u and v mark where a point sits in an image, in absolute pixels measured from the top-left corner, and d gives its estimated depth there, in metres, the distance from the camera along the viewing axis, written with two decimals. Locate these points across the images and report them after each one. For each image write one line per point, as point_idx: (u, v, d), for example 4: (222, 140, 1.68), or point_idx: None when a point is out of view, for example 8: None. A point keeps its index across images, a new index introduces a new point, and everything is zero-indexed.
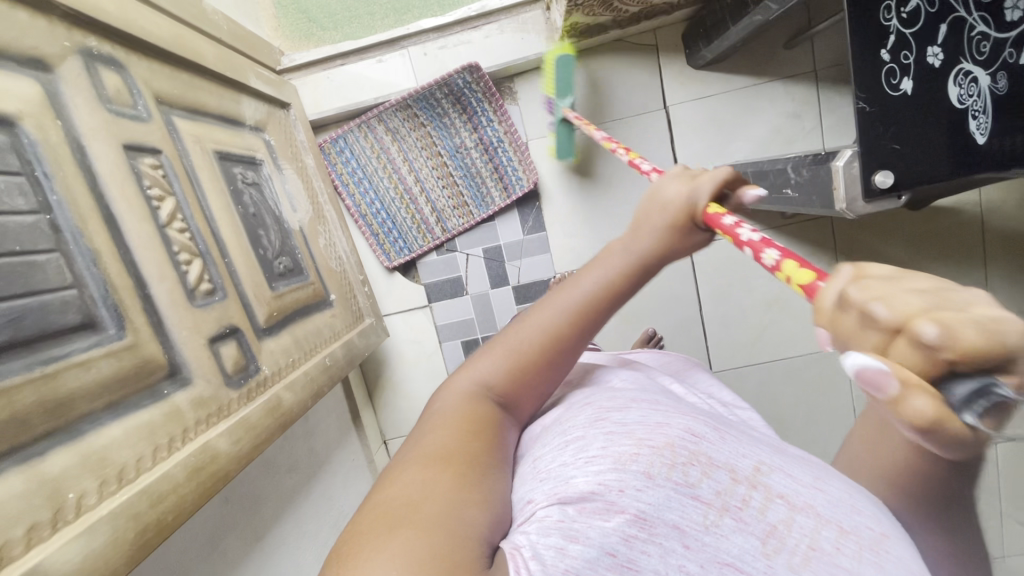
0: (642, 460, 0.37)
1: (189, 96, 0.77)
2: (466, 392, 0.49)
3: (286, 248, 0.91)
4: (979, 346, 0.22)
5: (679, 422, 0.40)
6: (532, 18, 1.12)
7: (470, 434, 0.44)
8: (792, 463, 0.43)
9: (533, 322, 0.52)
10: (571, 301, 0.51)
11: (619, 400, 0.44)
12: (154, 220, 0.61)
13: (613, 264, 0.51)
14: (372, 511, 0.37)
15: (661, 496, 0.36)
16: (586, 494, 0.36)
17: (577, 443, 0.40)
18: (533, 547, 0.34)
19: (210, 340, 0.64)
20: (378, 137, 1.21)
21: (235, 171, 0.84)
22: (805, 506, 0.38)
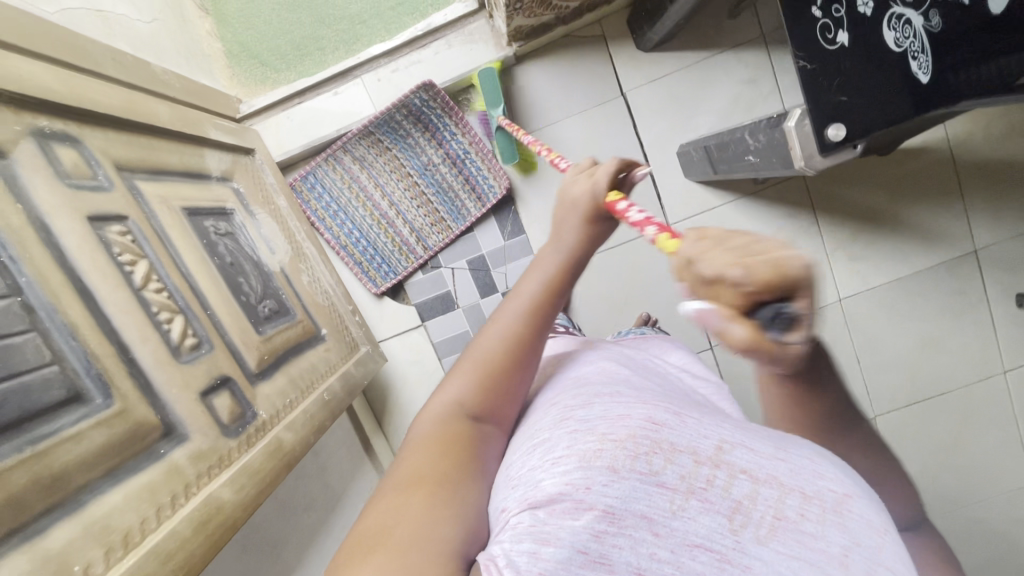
0: (606, 456, 0.39)
1: (150, 158, 0.79)
2: (436, 411, 0.53)
3: (270, 291, 0.93)
4: (772, 278, 0.30)
5: (639, 412, 0.42)
6: (477, 28, 1.14)
7: (445, 448, 0.48)
8: (754, 435, 0.43)
9: (487, 334, 0.57)
10: (521, 304, 0.57)
11: (579, 399, 0.46)
12: (129, 285, 0.63)
13: (550, 266, 0.59)
14: (353, 541, 0.40)
15: (628, 488, 0.38)
16: (554, 495, 0.38)
17: (544, 445, 0.42)
18: (507, 555, 0.36)
19: (202, 393, 0.65)
20: (346, 168, 1.22)
21: (207, 223, 0.85)
22: (768, 478, 0.40)
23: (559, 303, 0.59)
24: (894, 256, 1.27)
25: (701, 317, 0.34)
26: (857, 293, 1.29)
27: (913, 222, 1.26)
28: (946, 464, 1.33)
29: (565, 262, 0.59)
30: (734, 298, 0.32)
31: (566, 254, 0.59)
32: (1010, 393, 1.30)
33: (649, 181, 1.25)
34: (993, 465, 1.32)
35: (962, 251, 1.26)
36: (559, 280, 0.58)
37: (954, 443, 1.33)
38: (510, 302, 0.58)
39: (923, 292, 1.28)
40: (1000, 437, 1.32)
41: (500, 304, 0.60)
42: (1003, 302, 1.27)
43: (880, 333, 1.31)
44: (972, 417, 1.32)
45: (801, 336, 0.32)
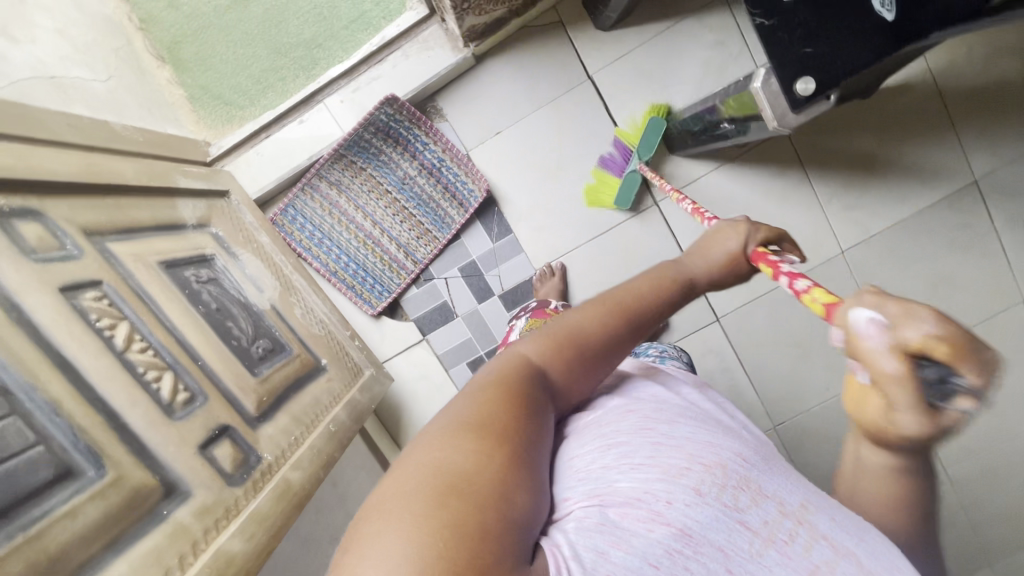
0: (691, 476, 0.44)
1: (119, 218, 0.78)
2: (511, 361, 0.52)
3: (262, 331, 0.92)
4: (967, 342, 0.30)
5: (727, 446, 0.48)
6: (431, 34, 1.12)
7: (521, 413, 0.47)
8: (845, 513, 0.46)
9: (590, 309, 0.55)
10: (639, 293, 0.57)
11: (664, 412, 0.51)
12: (111, 350, 0.62)
13: (676, 275, 0.59)
14: (422, 476, 0.41)
15: (708, 512, 0.42)
16: (633, 501, 0.43)
17: (622, 448, 0.47)
18: (574, 547, 0.41)
19: (201, 447, 0.65)
20: (324, 194, 1.20)
21: (187, 273, 0.85)
22: (850, 552, 0.42)
23: (660, 316, 0.58)
24: (891, 199, 1.24)
25: (865, 327, 0.34)
26: (858, 243, 1.26)
27: (906, 161, 1.22)
28: None
29: (677, 284, 0.59)
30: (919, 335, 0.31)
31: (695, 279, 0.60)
32: None
33: None
34: None
35: (962, 183, 1.22)
36: (669, 299, 0.58)
37: None
38: (621, 291, 0.57)
39: (927, 231, 1.24)
40: None
41: (615, 285, 0.58)
42: (1012, 230, 1.23)
43: (889, 280, 1.27)
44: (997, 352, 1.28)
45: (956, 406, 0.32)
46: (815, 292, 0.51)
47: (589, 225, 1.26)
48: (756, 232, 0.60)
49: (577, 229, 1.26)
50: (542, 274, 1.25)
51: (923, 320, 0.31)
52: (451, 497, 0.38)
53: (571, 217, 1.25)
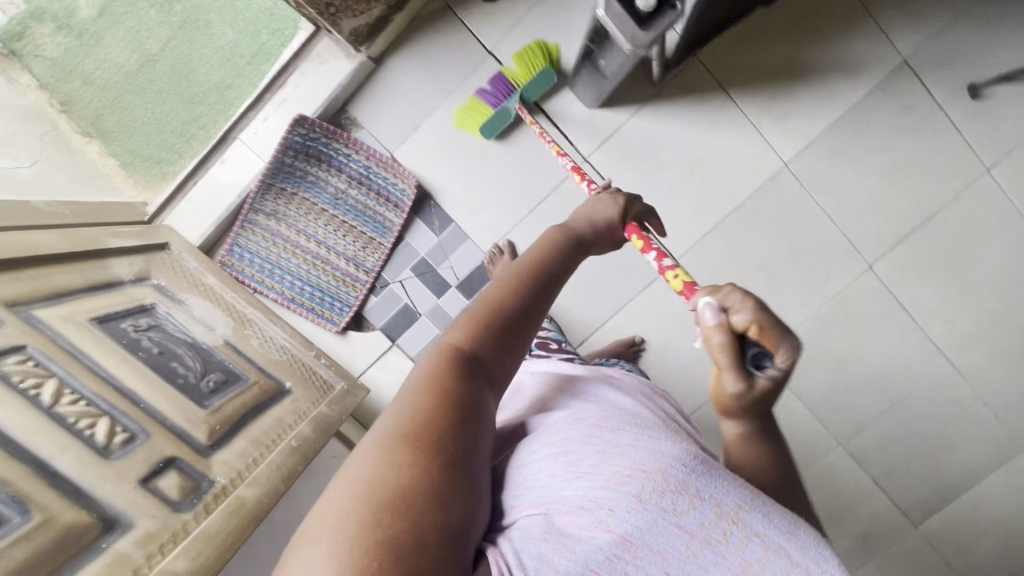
0: (633, 485, 0.47)
1: (46, 284, 0.82)
2: (438, 355, 0.54)
3: (213, 365, 0.95)
4: (767, 327, 0.49)
5: (668, 450, 0.50)
6: (324, 49, 1.14)
7: (452, 382, 0.51)
8: (784, 512, 0.48)
9: (500, 286, 0.62)
10: (532, 262, 0.66)
11: (610, 423, 0.55)
12: (37, 407, 0.65)
13: (559, 238, 0.72)
14: (357, 492, 0.43)
15: (647, 518, 0.46)
16: (580, 509, 0.48)
17: (571, 457, 0.52)
18: (519, 553, 0.47)
19: (143, 480, 0.68)
20: (264, 226, 1.23)
21: (124, 325, 0.88)
22: (779, 547, 0.45)
23: (559, 279, 0.67)
24: (823, 99, 1.20)
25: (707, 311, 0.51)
26: (802, 151, 1.22)
27: (829, 58, 1.18)
28: (958, 285, 1.26)
29: (568, 248, 0.71)
30: (742, 322, 0.50)
31: (572, 236, 0.73)
32: (1001, 189, 1.21)
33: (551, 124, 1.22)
34: (1008, 268, 1.24)
35: (892, 66, 1.17)
36: (564, 264, 0.69)
37: (962, 261, 1.24)
38: (522, 264, 0.65)
39: (870, 123, 1.20)
40: (1007, 239, 1.22)
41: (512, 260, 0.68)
42: (956, 101, 1.18)
43: (842, 181, 1.23)
44: (971, 229, 1.23)
45: (767, 376, 0.51)
46: (676, 271, 0.72)
47: (526, 197, 1.25)
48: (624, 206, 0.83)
49: (517, 205, 1.26)
50: (491, 257, 1.25)
51: (743, 310, 0.50)
52: (381, 520, 0.41)
53: (509, 192, 1.25)
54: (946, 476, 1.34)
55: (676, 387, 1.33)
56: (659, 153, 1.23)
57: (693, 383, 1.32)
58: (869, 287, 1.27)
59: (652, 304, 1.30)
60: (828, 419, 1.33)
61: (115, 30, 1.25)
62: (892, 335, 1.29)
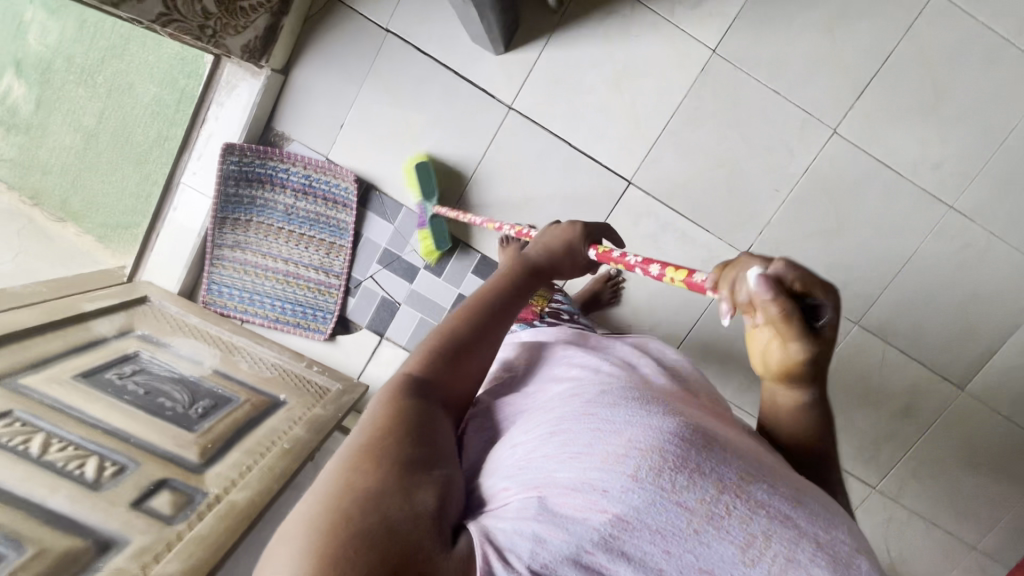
0: (630, 464, 0.42)
1: (28, 354, 0.89)
2: (397, 385, 0.52)
3: (201, 393, 1.01)
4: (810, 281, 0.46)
5: (669, 423, 0.44)
6: (231, 74, 1.21)
7: (409, 403, 0.50)
8: (784, 477, 0.45)
9: (455, 316, 0.59)
10: (487, 293, 0.62)
11: (606, 396, 0.48)
12: (27, 458, 0.72)
13: (516, 271, 0.67)
14: (338, 508, 0.39)
15: (644, 498, 0.41)
16: (572, 490, 0.43)
17: (561, 437, 0.46)
18: (509, 540, 0.42)
19: (134, 503, 0.74)
20: (233, 258, 1.30)
21: (110, 375, 0.95)
22: (786, 519, 0.42)
23: (517, 305, 0.63)
24: None
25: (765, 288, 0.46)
26: (728, 32, 1.15)
27: None
28: (939, 124, 1.15)
29: (524, 277, 0.66)
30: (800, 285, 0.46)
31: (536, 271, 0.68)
32: (956, 8, 1.10)
33: (466, 83, 1.20)
34: (987, 90, 1.13)
35: None
36: (520, 296, 0.64)
37: (935, 97, 1.14)
38: (478, 297, 0.62)
39: None
40: (978, 59, 1.11)
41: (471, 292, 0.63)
42: None
43: (780, 51, 1.15)
44: (935, 60, 1.12)
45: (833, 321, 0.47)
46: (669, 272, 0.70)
47: (464, 160, 1.25)
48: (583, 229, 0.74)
49: (459, 170, 1.25)
50: (508, 237, 1.26)
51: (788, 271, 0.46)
52: (382, 546, 0.38)
53: (447, 161, 1.25)
54: (983, 329, 1.22)
55: (665, 308, 1.30)
56: (580, 79, 1.19)
57: (680, 300, 1.29)
58: (840, 152, 1.18)
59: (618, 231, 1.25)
60: None
61: (55, 117, 1.33)
62: (879, 197, 1.19)
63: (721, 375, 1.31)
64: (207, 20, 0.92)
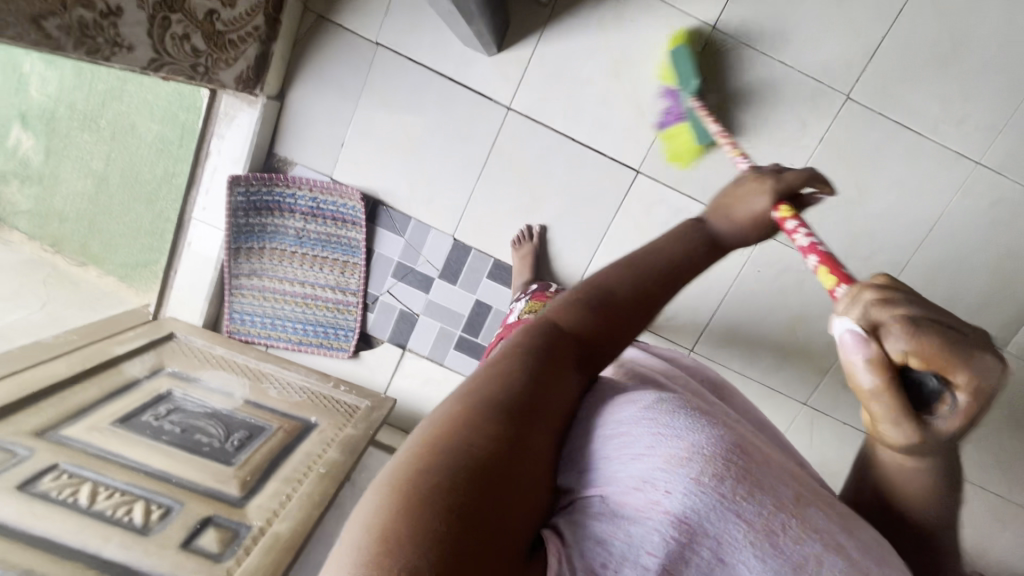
0: (692, 463, 0.37)
1: (67, 405, 0.93)
2: (524, 344, 0.44)
3: (235, 425, 1.03)
4: (927, 352, 0.37)
5: (723, 432, 0.40)
6: (228, 106, 1.21)
7: (526, 364, 0.42)
8: (830, 503, 0.42)
9: (613, 280, 0.50)
10: (656, 262, 0.52)
11: (667, 399, 0.42)
12: (78, 509, 0.77)
13: (692, 237, 0.55)
14: (408, 474, 0.32)
15: (707, 502, 0.36)
16: (632, 490, 0.37)
17: (621, 434, 0.41)
18: (574, 543, 0.37)
19: (182, 543, 0.78)
20: (251, 286, 1.31)
21: (146, 417, 0.98)
22: (837, 547, 0.38)
23: (681, 276, 0.52)
24: None
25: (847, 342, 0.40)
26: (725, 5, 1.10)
27: None
28: (959, 77, 1.09)
29: (696, 246, 0.54)
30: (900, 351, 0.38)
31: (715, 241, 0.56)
32: None
33: (462, 88, 1.19)
34: (1009, 36, 1.06)
35: None
36: (688, 271, 0.53)
37: (952, 49, 1.08)
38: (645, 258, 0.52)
39: None
40: (996, 4, 1.05)
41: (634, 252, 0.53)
42: None
43: (782, 19, 1.10)
44: (949, 11, 1.06)
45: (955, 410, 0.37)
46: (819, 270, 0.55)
47: (468, 166, 1.23)
48: (782, 181, 0.59)
49: (465, 176, 1.24)
50: (520, 238, 1.26)
51: (893, 335, 0.38)
52: (460, 535, 0.29)
53: (451, 168, 1.24)
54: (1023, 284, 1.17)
55: (686, 294, 1.28)
56: (577, 70, 1.16)
57: (700, 284, 1.27)
58: (855, 118, 1.13)
59: (631, 221, 1.23)
60: (860, 272, 1.20)
61: None
62: (900, 160, 1.14)
63: (748, 356, 1.29)
64: (198, 58, 0.92)
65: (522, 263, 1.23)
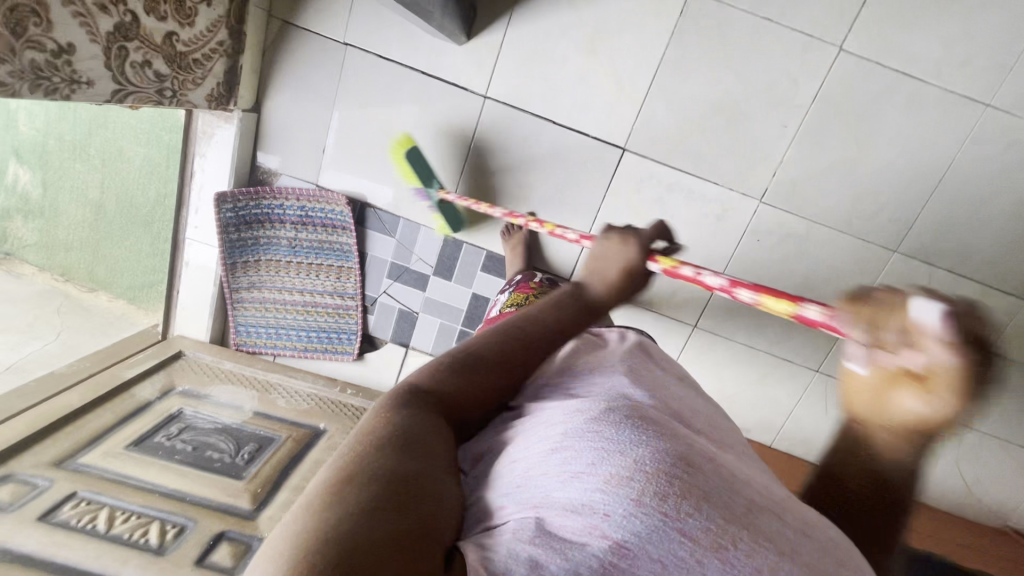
0: (635, 482, 0.37)
1: (82, 434, 0.97)
2: (397, 400, 0.45)
3: (245, 438, 1.06)
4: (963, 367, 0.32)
5: (670, 448, 0.40)
6: (205, 122, 1.20)
7: (405, 418, 0.43)
8: (782, 508, 0.41)
9: (487, 336, 0.53)
10: (528, 321, 0.55)
11: (613, 411, 0.43)
12: (96, 535, 0.82)
13: (561, 296, 0.57)
14: (313, 512, 0.34)
15: (648, 522, 0.35)
16: (572, 509, 0.37)
17: (566, 453, 0.41)
18: (503, 565, 0.35)
19: (197, 560, 0.82)
20: (252, 299, 1.33)
21: (159, 437, 1.02)
22: (791, 554, 0.36)
23: (548, 344, 0.54)
24: None
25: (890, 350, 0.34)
26: None
27: None
28: (961, 15, 1.01)
29: (569, 306, 0.57)
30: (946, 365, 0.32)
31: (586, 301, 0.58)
32: None
33: (435, 81, 1.16)
34: None
35: None
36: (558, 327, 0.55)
37: None
38: (514, 328, 0.53)
39: None
40: None
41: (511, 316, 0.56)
42: None
43: None
44: None
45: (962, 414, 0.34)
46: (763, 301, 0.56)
47: (450, 160, 1.21)
48: (641, 236, 0.60)
49: (448, 170, 1.22)
50: (508, 229, 1.24)
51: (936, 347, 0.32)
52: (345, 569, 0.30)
53: (433, 163, 1.22)
54: None
55: None
56: (552, 50, 1.12)
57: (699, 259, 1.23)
58: (849, 71, 1.06)
59: (622, 201, 1.19)
60: (866, 233, 1.15)
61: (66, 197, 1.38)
62: (901, 111, 1.07)
63: (754, 328, 1.26)
64: (163, 83, 0.92)
65: (514, 253, 1.21)
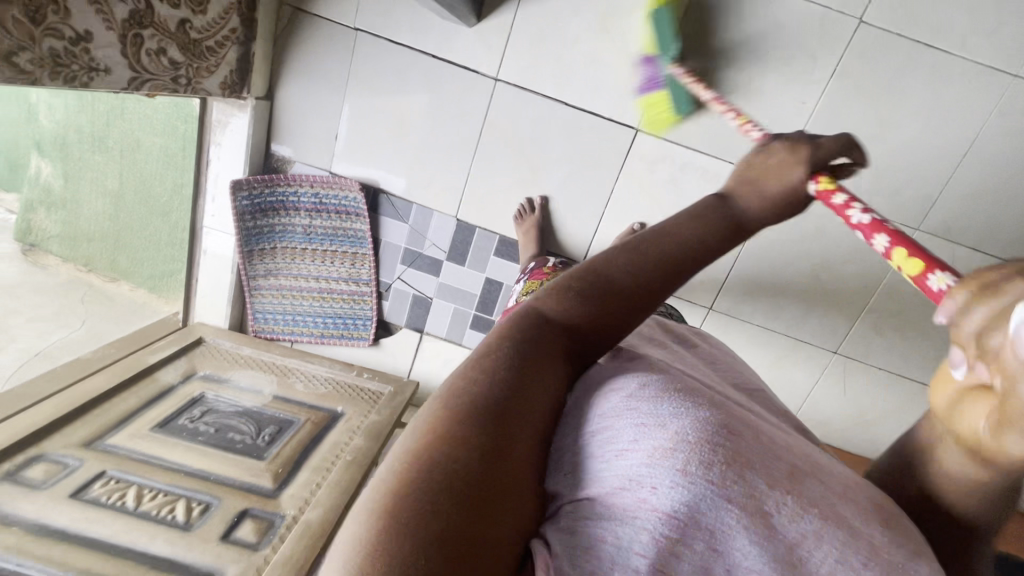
0: (678, 453, 0.36)
1: (108, 416, 1.00)
2: (505, 339, 0.43)
3: (265, 421, 1.08)
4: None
5: (713, 415, 0.39)
6: (219, 111, 1.22)
7: (512, 354, 0.42)
8: (824, 470, 0.41)
9: (628, 259, 0.46)
10: (671, 244, 0.47)
11: (651, 385, 0.42)
12: (125, 512, 0.85)
13: (713, 215, 0.48)
14: (392, 488, 0.33)
15: (697, 492, 0.35)
16: (620, 486, 0.37)
17: (607, 431, 0.40)
18: (561, 549, 0.36)
19: (222, 536, 0.85)
20: (269, 286, 1.35)
21: (183, 420, 1.05)
22: (837, 516, 0.36)
23: (689, 269, 0.47)
24: None
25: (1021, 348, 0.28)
26: None
27: None
28: None
29: (718, 229, 0.48)
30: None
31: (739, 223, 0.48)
32: None
33: (446, 65, 1.15)
34: None
35: None
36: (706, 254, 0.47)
37: None
38: (657, 247, 0.46)
39: None
40: None
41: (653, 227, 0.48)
42: None
43: None
44: None
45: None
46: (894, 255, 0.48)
47: (462, 144, 1.21)
48: (818, 150, 0.50)
49: (460, 154, 1.22)
50: (521, 213, 1.24)
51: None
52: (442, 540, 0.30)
53: (445, 147, 1.22)
54: None
55: None
56: (562, 30, 1.11)
57: None
58: (869, 45, 1.03)
59: (635, 182, 1.18)
60: (887, 211, 1.13)
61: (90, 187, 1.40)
62: (923, 85, 1.04)
63: (771, 309, 1.25)
64: (177, 70, 0.93)
65: (527, 238, 1.21)
